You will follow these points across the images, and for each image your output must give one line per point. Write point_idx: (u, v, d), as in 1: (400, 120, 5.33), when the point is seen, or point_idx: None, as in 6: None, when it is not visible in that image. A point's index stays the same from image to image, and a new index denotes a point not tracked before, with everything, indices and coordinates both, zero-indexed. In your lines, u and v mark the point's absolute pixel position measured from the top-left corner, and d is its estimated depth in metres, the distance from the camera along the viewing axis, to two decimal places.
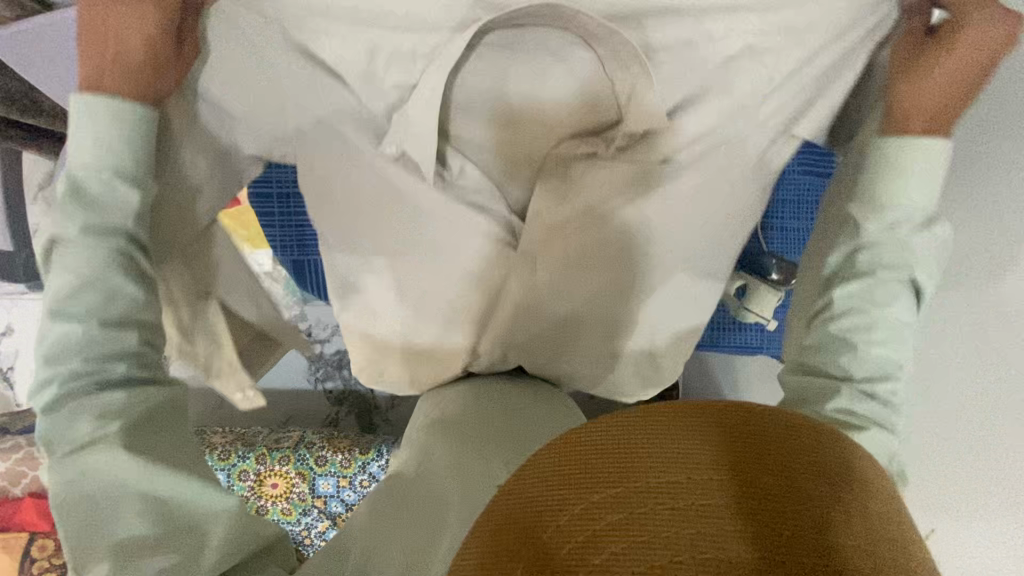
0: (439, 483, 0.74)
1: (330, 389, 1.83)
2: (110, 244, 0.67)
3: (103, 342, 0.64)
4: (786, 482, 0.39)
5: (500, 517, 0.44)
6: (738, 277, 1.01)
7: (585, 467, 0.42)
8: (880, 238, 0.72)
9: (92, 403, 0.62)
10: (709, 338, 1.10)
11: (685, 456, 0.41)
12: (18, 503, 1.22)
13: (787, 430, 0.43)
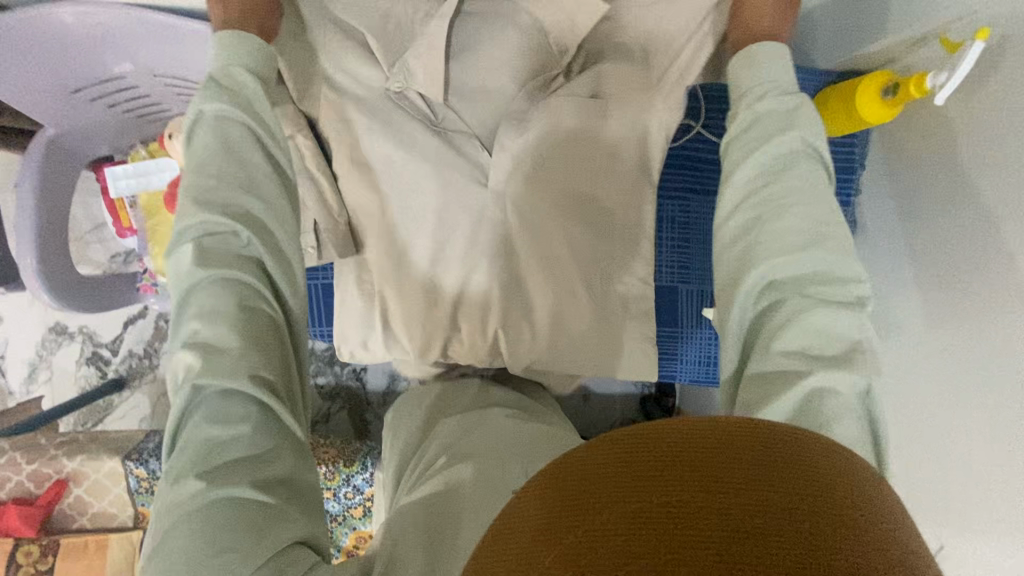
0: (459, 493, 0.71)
1: (322, 385, 1.83)
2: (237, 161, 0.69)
3: (227, 265, 0.64)
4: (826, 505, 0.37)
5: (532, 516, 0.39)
6: None
7: (625, 472, 0.37)
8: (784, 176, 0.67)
9: (211, 355, 0.61)
10: (702, 373, 1.04)
11: (749, 478, 0.36)
12: (3, 508, 1.22)
13: (816, 448, 0.41)
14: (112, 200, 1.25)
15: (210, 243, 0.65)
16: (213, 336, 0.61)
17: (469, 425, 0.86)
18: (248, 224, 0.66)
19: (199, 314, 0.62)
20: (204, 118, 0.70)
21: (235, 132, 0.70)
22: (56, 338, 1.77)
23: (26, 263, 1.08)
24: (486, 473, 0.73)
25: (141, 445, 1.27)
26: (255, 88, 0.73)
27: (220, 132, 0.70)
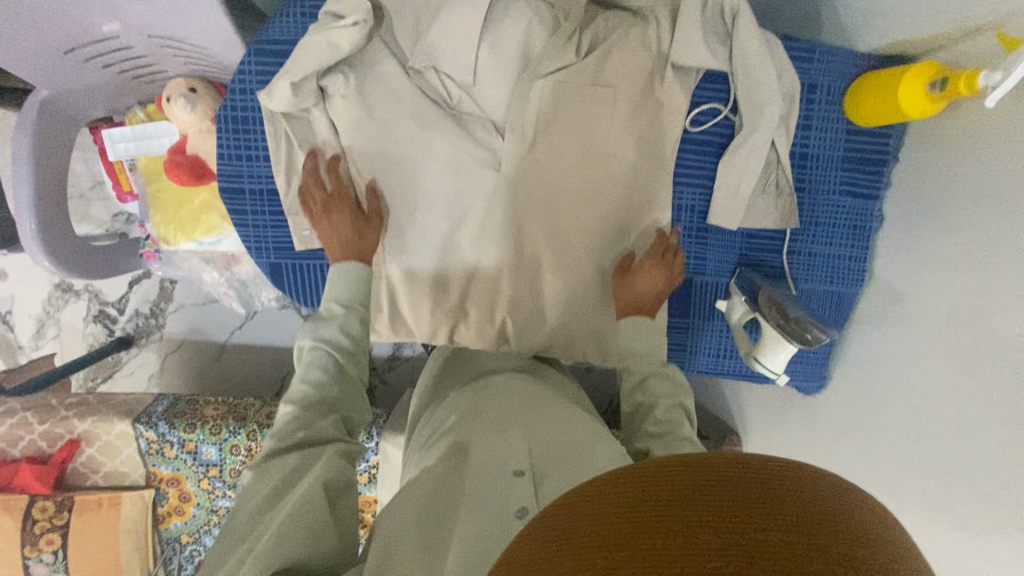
0: (454, 459, 0.68)
1: None
2: (332, 347, 0.77)
3: (310, 412, 0.71)
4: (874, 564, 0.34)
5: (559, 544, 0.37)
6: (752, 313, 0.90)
7: (656, 524, 0.34)
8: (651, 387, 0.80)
9: (276, 470, 0.65)
10: (712, 365, 1.03)
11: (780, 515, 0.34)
12: (17, 465, 1.25)
13: (858, 501, 0.38)
14: (111, 163, 1.21)
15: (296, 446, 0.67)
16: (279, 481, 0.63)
17: (469, 402, 0.80)
18: (332, 374, 0.75)
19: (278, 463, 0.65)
20: (303, 354, 0.77)
21: (333, 362, 0.76)
22: (62, 295, 1.77)
23: (25, 230, 1.05)
24: (485, 455, 0.67)
25: (151, 408, 1.31)
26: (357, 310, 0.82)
27: (319, 363, 0.76)
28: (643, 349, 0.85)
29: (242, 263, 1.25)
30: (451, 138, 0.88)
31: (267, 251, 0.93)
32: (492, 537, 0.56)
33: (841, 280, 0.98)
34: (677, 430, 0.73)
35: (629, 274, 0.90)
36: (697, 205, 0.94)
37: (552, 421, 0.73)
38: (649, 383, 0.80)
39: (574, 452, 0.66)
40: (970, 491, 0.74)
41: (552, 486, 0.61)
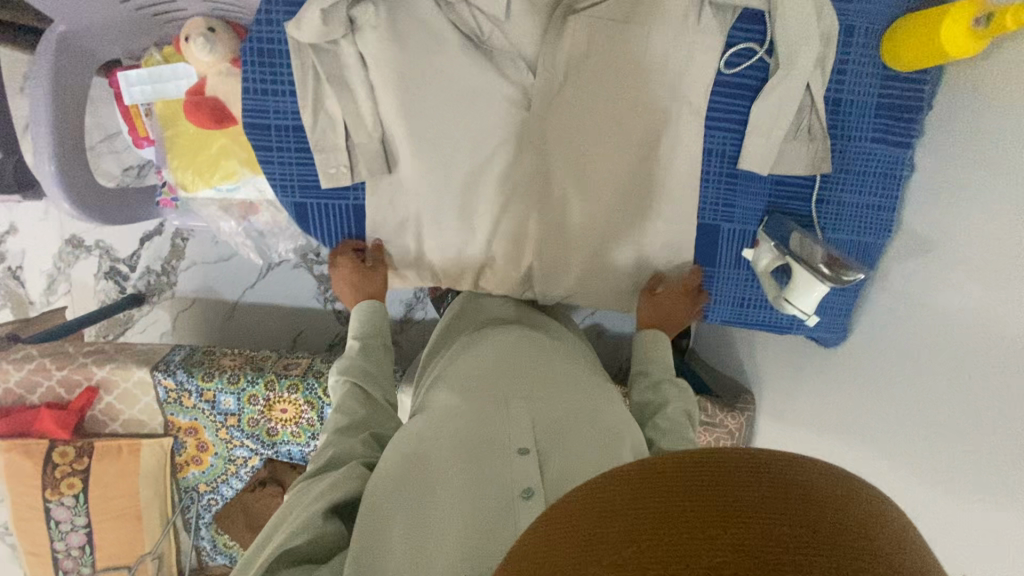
0: (463, 433, 0.76)
1: (340, 311, 1.80)
2: (359, 373, 0.90)
3: (341, 424, 0.84)
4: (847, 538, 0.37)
5: (581, 536, 0.41)
6: (779, 259, 0.91)
7: (671, 518, 0.38)
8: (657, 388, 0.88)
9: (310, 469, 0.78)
10: (733, 314, 1.04)
11: (788, 509, 0.38)
12: (36, 411, 1.26)
13: (845, 487, 0.41)
14: (127, 107, 1.18)
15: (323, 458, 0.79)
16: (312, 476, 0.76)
17: (477, 370, 0.89)
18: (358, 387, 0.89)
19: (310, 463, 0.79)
20: (338, 387, 0.90)
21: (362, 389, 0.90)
22: (73, 252, 1.75)
23: (44, 170, 1.04)
24: (492, 431, 0.76)
25: (169, 357, 1.31)
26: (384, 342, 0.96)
27: (349, 391, 0.88)
28: (657, 354, 0.93)
29: (260, 214, 1.24)
30: (480, 73, 0.87)
31: (292, 190, 0.93)
32: (495, 506, 0.67)
33: (867, 231, 0.97)
34: (682, 431, 0.81)
35: (655, 294, 0.98)
36: (727, 150, 0.93)
37: (554, 400, 0.82)
38: (660, 384, 0.88)
39: (573, 434, 0.75)
40: (1003, 428, 0.75)
41: (549, 463, 0.71)
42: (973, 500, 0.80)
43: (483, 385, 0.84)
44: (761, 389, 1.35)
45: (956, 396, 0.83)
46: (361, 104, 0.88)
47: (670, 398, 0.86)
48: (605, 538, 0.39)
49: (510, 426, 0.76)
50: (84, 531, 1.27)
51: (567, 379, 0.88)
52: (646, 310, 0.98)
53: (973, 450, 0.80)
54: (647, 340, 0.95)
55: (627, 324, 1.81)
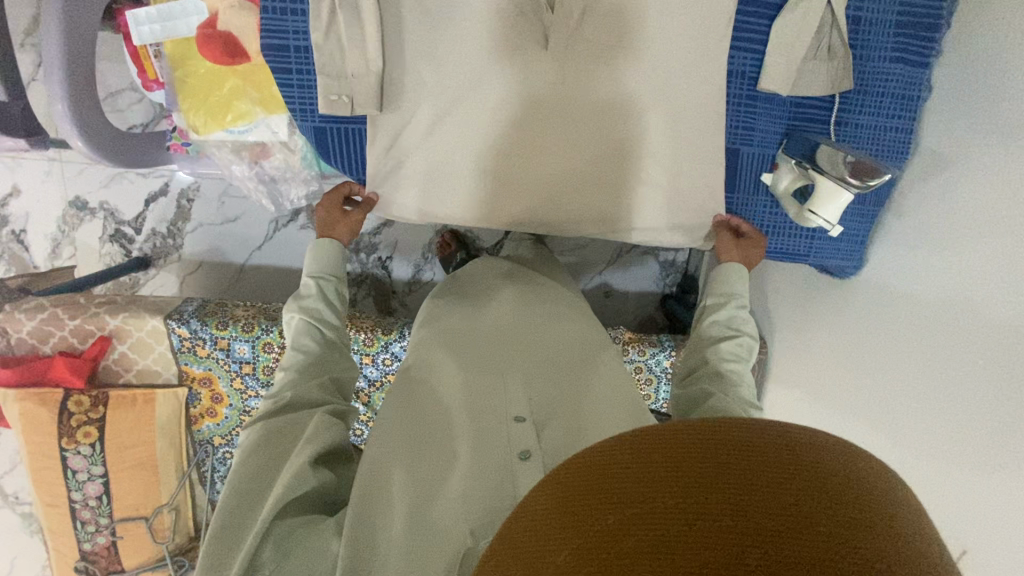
0: (459, 404, 0.79)
1: (349, 272, 1.83)
2: (310, 317, 0.88)
3: (298, 377, 0.81)
4: (842, 499, 0.38)
5: (576, 483, 0.43)
6: (801, 176, 0.92)
7: (658, 473, 0.40)
8: (733, 315, 0.91)
9: (269, 421, 0.76)
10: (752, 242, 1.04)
11: (772, 467, 0.39)
12: (51, 360, 1.25)
13: (830, 444, 0.42)
14: (136, 49, 1.17)
15: (283, 401, 0.78)
16: (274, 431, 0.74)
17: (475, 337, 0.91)
18: (309, 334, 0.86)
19: (264, 419, 0.76)
20: (291, 324, 0.88)
21: (317, 328, 0.88)
22: (78, 214, 1.72)
23: (57, 107, 1.02)
24: (490, 398, 0.79)
25: (182, 307, 1.31)
26: (333, 288, 0.94)
27: (305, 331, 0.87)
28: (724, 294, 0.94)
29: (272, 157, 1.24)
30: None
31: (312, 114, 0.93)
32: (496, 468, 0.69)
33: (886, 153, 0.98)
34: (742, 365, 0.86)
35: (740, 240, 1.00)
36: (747, 71, 0.93)
37: (550, 371, 0.85)
38: (731, 320, 0.91)
39: (565, 404, 0.78)
40: (1013, 324, 0.76)
41: (547, 430, 0.74)
42: (977, 402, 0.81)
43: (479, 356, 0.87)
44: (773, 333, 1.35)
45: (969, 302, 0.84)
46: (383, 25, 0.88)
47: (744, 334, 0.89)
48: (596, 485, 0.41)
49: (506, 395, 0.79)
50: (100, 481, 1.27)
51: (559, 345, 0.90)
52: (733, 254, 0.99)
53: (983, 354, 0.80)
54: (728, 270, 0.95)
55: (635, 283, 1.80)
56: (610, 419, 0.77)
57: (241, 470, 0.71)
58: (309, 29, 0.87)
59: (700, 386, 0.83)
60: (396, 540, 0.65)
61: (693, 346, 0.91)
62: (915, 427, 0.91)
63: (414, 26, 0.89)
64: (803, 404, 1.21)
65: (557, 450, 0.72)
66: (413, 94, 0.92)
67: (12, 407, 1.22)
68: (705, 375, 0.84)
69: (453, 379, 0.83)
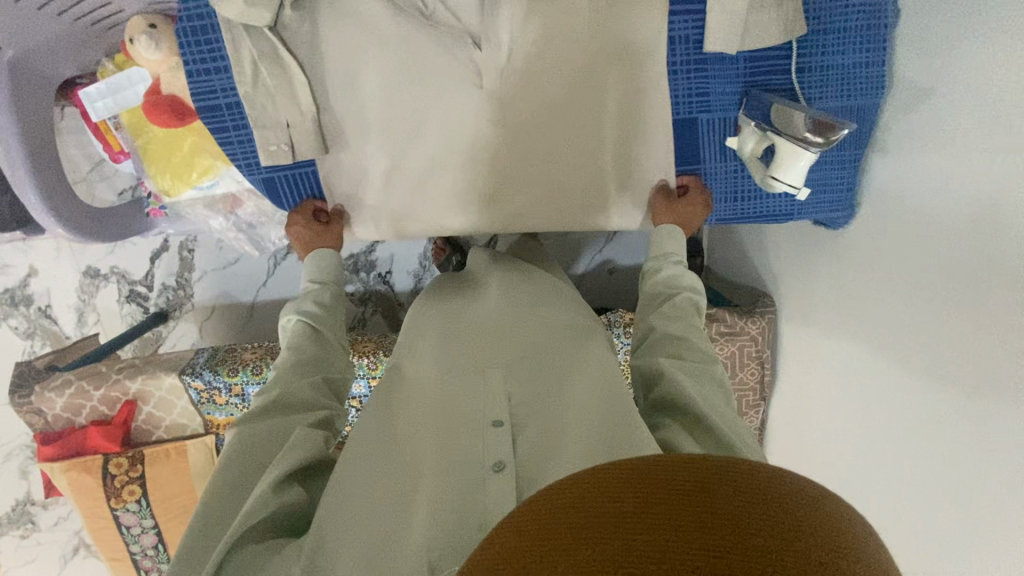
0: (436, 416, 0.78)
1: (352, 293, 1.85)
2: (310, 319, 0.88)
3: (292, 374, 0.81)
4: (764, 525, 0.38)
5: (519, 540, 0.41)
6: (764, 139, 0.85)
7: (596, 522, 0.38)
8: (669, 274, 0.90)
9: (260, 417, 0.76)
10: (726, 211, 1.00)
11: (715, 509, 0.38)
12: (86, 430, 1.33)
13: (768, 482, 0.41)
14: (96, 124, 1.19)
15: (274, 397, 0.78)
16: (261, 431, 0.74)
17: (455, 343, 0.90)
18: (305, 336, 0.86)
19: (254, 414, 0.76)
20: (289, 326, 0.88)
21: (313, 331, 0.88)
22: (92, 282, 1.80)
23: (29, 198, 1.04)
24: (468, 405, 0.78)
25: (194, 360, 1.36)
26: (332, 293, 0.94)
27: (302, 333, 0.87)
28: (664, 254, 0.92)
29: (245, 205, 1.27)
30: (414, 19, 0.86)
31: (257, 166, 0.93)
32: (470, 481, 0.68)
33: (859, 92, 0.91)
34: (688, 320, 0.83)
35: (673, 202, 0.96)
36: (691, 35, 0.88)
37: (532, 369, 0.83)
38: (672, 277, 0.89)
39: (547, 407, 0.77)
40: (999, 267, 0.72)
41: (526, 436, 0.73)
42: (970, 355, 0.77)
43: (459, 364, 0.85)
44: (779, 292, 1.30)
45: (958, 249, 0.79)
46: (309, 70, 0.88)
47: (687, 293, 0.87)
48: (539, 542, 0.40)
49: (486, 399, 0.78)
50: (153, 532, 1.36)
51: (547, 344, 0.88)
52: (669, 218, 0.96)
53: (980, 303, 0.75)
54: (661, 236, 0.94)
55: (637, 256, 1.76)
56: (592, 412, 0.75)
57: (222, 475, 0.70)
58: (236, 85, 0.86)
59: (649, 355, 0.80)
60: (364, 546, 0.63)
61: (641, 311, 0.89)
62: (915, 379, 0.87)
63: (338, 62, 0.88)
64: (816, 363, 1.17)
65: (533, 456, 0.70)
66: (353, 131, 0.92)
67: (61, 478, 1.31)
68: (656, 344, 0.81)
69: (431, 391, 0.82)
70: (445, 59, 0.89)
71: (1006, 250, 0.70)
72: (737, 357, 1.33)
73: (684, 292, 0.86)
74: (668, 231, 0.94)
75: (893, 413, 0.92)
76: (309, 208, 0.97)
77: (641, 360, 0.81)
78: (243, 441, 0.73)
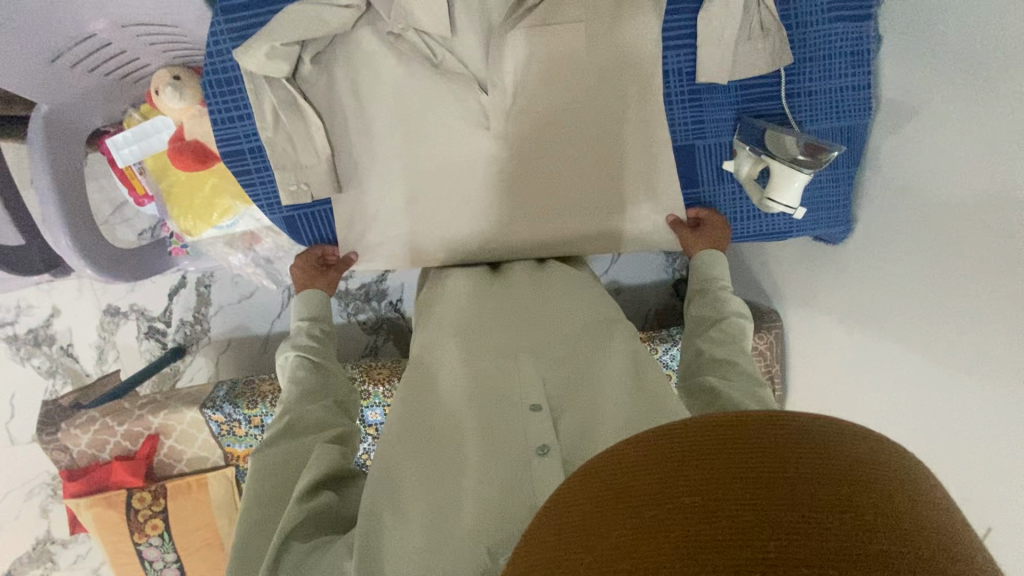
0: (475, 401, 0.78)
1: (364, 321, 1.88)
2: (306, 351, 0.92)
3: (298, 402, 0.84)
4: (831, 475, 0.35)
5: (570, 517, 0.39)
6: (758, 162, 0.89)
7: (648, 492, 0.36)
8: (713, 299, 0.93)
9: (275, 444, 0.78)
10: (729, 230, 1.04)
11: (775, 464, 0.35)
12: (110, 465, 1.36)
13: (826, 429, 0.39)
14: (122, 170, 1.25)
15: (285, 423, 0.81)
16: (280, 455, 0.77)
17: (485, 325, 0.89)
18: (304, 365, 0.90)
19: (269, 441, 0.79)
20: (288, 362, 0.91)
21: (310, 360, 0.91)
22: (113, 320, 1.84)
23: (62, 242, 1.10)
24: (505, 391, 0.79)
25: (214, 394, 1.39)
26: (323, 324, 0.98)
27: (299, 365, 0.90)
28: (708, 277, 0.96)
29: (263, 241, 1.32)
30: (422, 65, 0.92)
31: (278, 206, 0.98)
32: (515, 467, 0.69)
33: (847, 114, 0.95)
34: (735, 345, 0.86)
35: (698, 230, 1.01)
36: (683, 67, 0.93)
37: (559, 351, 0.85)
38: (717, 301, 0.92)
39: (574, 394, 0.78)
40: (1000, 277, 0.75)
41: (565, 418, 0.75)
42: (973, 364, 0.79)
43: (491, 348, 0.85)
44: (783, 307, 1.33)
45: (954, 261, 0.82)
46: (325, 115, 0.94)
47: (734, 318, 0.89)
48: (589, 518, 0.37)
49: (522, 387, 0.79)
50: (175, 565, 1.37)
51: (564, 331, 0.88)
52: (702, 245, 1.00)
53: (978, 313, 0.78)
54: (701, 263, 0.98)
55: (642, 275, 1.79)
56: (620, 398, 0.76)
57: (256, 500, 0.73)
58: (258, 131, 0.92)
59: (698, 377, 0.83)
60: (416, 540, 0.65)
61: (687, 334, 0.92)
62: (915, 390, 0.88)
63: (353, 106, 0.94)
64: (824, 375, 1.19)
65: (574, 438, 0.73)
66: (367, 169, 0.97)
67: (86, 514, 1.33)
68: (706, 366, 0.84)
69: (465, 375, 0.82)
70: (453, 99, 0.94)
71: (1006, 258, 0.73)
72: None
73: (730, 318, 0.89)
74: (708, 257, 0.98)
75: (897, 426, 0.93)
76: (315, 252, 1.02)
77: (690, 383, 0.84)
78: (264, 469, 0.76)
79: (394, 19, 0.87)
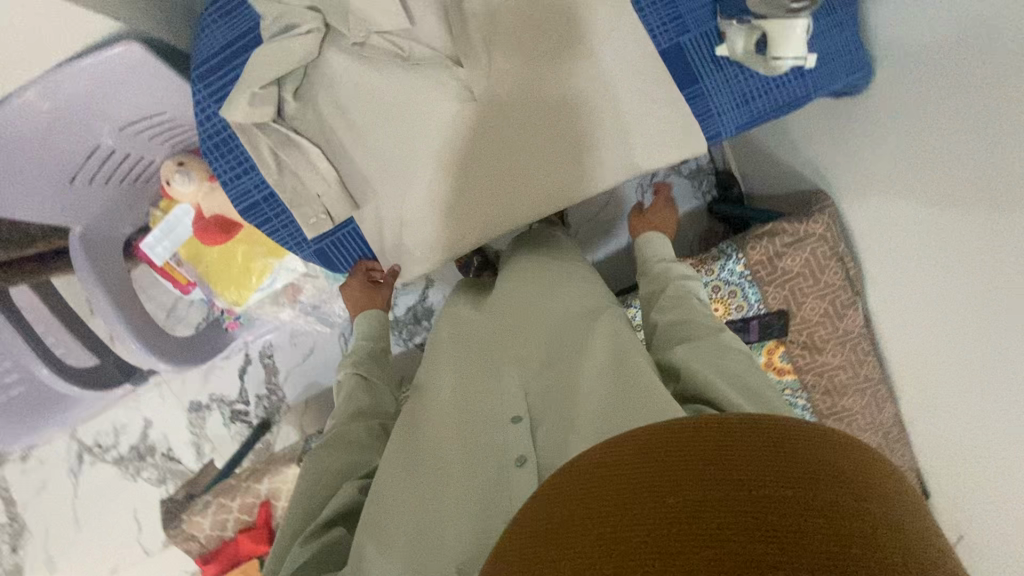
0: (463, 430, 0.77)
1: (421, 343, 1.88)
2: (361, 373, 0.91)
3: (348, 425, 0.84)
4: (755, 471, 0.34)
5: (531, 528, 0.38)
6: (750, 31, 0.86)
7: (588, 503, 0.36)
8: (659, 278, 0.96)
9: (319, 467, 0.78)
10: (742, 117, 0.97)
11: (701, 466, 0.35)
12: (236, 540, 1.42)
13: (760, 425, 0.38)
14: (161, 268, 1.31)
15: (331, 446, 0.80)
16: (315, 480, 0.76)
17: (475, 350, 0.89)
18: (359, 387, 0.89)
19: (312, 462, 0.79)
20: (342, 381, 0.91)
21: (366, 383, 0.91)
22: (198, 414, 1.94)
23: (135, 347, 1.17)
24: (489, 410, 0.77)
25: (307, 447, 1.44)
26: (378, 345, 0.97)
27: (354, 387, 0.89)
28: (659, 273, 0.97)
29: (305, 290, 1.37)
30: (393, 61, 0.93)
31: (306, 243, 1.01)
32: (495, 489, 0.67)
33: None
34: (687, 308, 0.87)
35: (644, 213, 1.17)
36: None
37: (543, 354, 0.81)
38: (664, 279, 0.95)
39: (560, 392, 0.73)
40: None
41: (546, 421, 0.72)
42: None
43: (477, 373, 0.85)
44: None
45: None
46: (319, 141, 0.96)
47: (682, 285, 0.91)
48: (548, 526, 0.37)
49: (504, 403, 0.77)
50: None
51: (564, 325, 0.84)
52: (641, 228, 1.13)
53: None
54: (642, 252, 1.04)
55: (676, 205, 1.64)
56: (605, 385, 0.70)
57: (285, 524, 0.73)
58: (263, 177, 0.95)
59: (658, 347, 0.83)
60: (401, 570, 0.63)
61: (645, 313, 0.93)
62: None
63: (341, 125, 0.96)
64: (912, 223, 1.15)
65: (553, 444, 0.68)
66: (373, 180, 0.99)
67: None
68: (663, 337, 0.84)
69: (455, 406, 0.81)
70: (430, 84, 0.94)
71: None
72: (811, 260, 1.33)
73: (677, 286, 0.91)
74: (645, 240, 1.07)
75: None
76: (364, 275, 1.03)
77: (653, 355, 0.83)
78: (302, 492, 0.76)
79: (355, 28, 0.89)
